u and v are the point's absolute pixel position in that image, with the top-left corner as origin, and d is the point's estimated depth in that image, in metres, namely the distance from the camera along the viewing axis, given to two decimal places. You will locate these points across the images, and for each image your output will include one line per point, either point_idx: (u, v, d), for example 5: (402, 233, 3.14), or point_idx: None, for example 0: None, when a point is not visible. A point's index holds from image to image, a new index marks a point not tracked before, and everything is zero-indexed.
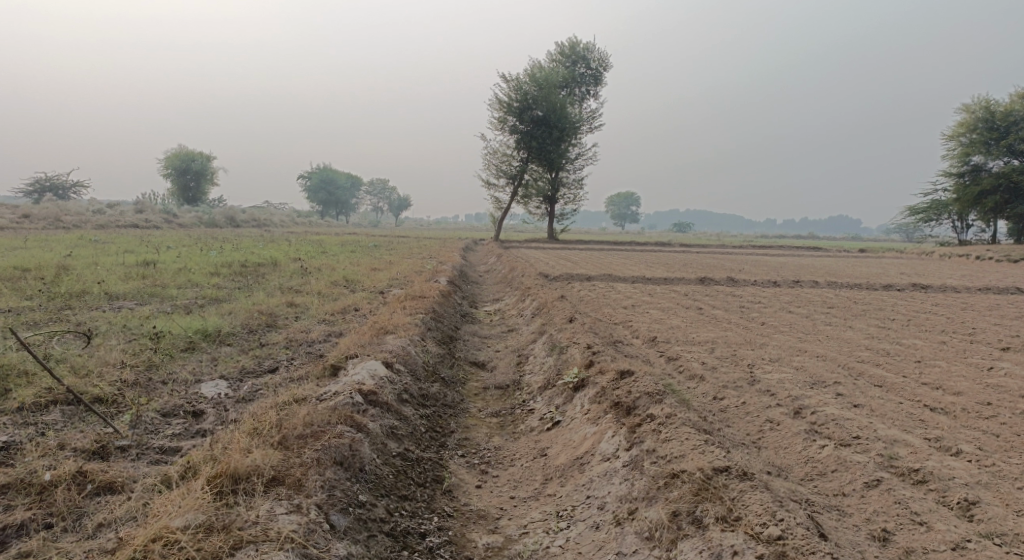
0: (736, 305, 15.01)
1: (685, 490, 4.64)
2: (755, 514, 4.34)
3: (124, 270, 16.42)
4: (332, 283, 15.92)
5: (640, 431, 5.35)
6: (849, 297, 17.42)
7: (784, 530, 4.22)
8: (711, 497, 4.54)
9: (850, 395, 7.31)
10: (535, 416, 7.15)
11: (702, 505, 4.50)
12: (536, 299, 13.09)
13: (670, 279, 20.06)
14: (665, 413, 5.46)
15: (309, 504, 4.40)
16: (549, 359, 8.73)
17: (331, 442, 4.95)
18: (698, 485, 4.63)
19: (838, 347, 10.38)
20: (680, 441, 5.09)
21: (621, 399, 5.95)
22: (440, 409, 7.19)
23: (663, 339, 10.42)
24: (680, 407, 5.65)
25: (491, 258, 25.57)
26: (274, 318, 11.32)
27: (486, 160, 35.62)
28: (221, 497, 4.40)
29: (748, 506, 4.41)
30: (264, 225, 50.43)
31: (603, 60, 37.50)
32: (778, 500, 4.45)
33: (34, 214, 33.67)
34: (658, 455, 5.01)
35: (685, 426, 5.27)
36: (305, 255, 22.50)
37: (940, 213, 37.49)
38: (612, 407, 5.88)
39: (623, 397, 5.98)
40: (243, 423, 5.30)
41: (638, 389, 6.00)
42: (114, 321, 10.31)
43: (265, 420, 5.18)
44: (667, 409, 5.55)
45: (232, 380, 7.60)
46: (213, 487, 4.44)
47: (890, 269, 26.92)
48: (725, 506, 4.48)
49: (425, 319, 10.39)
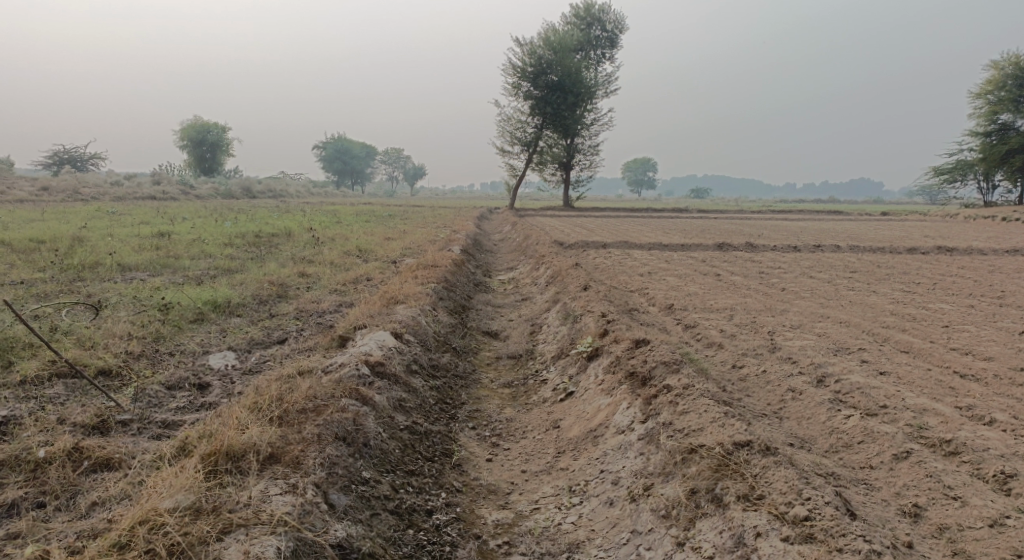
0: (755, 270, 14.69)
1: (703, 466, 4.42)
2: (780, 492, 4.12)
3: (137, 242, 16.35)
4: (345, 253, 15.76)
5: (656, 402, 5.13)
6: (872, 261, 17.02)
7: (811, 510, 4.00)
8: (732, 474, 4.32)
9: (876, 363, 7.04)
10: (548, 387, 6.96)
11: (722, 483, 4.28)
12: (550, 267, 12.85)
13: (688, 245, 19.72)
14: (683, 384, 5.23)
15: (307, 483, 4.24)
16: (563, 328, 8.52)
17: (333, 417, 4.80)
18: (717, 461, 4.41)
19: (862, 312, 10.08)
20: (698, 413, 4.87)
21: (637, 370, 5.72)
22: (451, 379, 7.03)
23: (680, 306, 10.16)
24: (698, 377, 5.42)
25: (505, 226, 25.28)
26: (285, 288, 11.17)
27: (500, 127, 35.09)
28: (216, 476, 4.25)
29: (772, 484, 4.19)
30: (280, 195, 50.39)
31: (619, 22, 36.60)
32: (803, 478, 4.22)
33: (52, 186, 33.79)
34: (674, 429, 4.81)
35: (703, 398, 5.05)
36: (320, 225, 22.36)
37: (966, 174, 36.61)
38: (627, 378, 5.66)
39: (639, 366, 5.76)
40: (245, 396, 5.16)
41: (654, 359, 5.78)
42: (125, 293, 10.21)
43: (267, 394, 5.04)
44: (684, 379, 5.32)
45: (240, 351, 7.46)
46: (207, 467, 4.28)
47: (914, 232, 26.36)
48: (747, 483, 4.26)
49: (437, 288, 10.19)
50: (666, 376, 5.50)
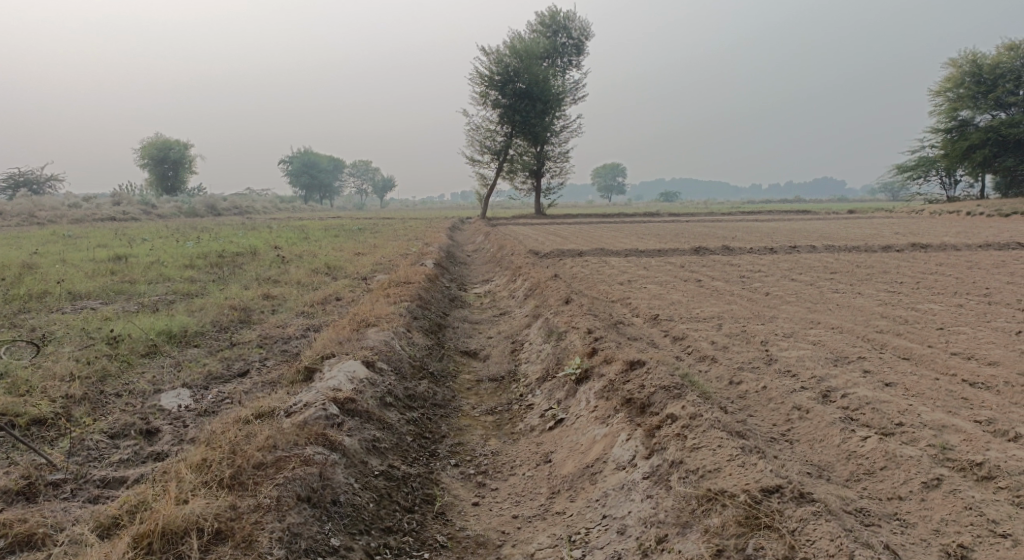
0: (736, 274, 14.34)
1: (727, 516, 3.96)
2: (825, 552, 3.67)
3: (92, 267, 15.53)
4: (314, 271, 15.11)
5: (660, 436, 4.68)
6: (850, 260, 16.80)
7: None
8: (762, 527, 3.86)
9: (879, 373, 6.64)
10: (535, 413, 6.45)
11: (753, 540, 3.81)
12: (528, 279, 12.35)
13: (664, 250, 19.35)
14: (688, 414, 4.79)
15: None
16: (546, 346, 8.01)
17: (296, 472, 4.25)
18: (744, 512, 3.95)
19: (853, 317, 9.73)
20: (710, 451, 4.42)
21: (633, 396, 5.27)
22: (430, 410, 6.49)
23: (665, 317, 9.72)
24: (703, 403, 4.98)
25: (478, 237, 24.74)
26: (248, 312, 10.52)
27: (469, 136, 34.62)
28: None
29: (814, 541, 3.74)
30: (246, 212, 49.33)
31: (584, 29, 36.43)
32: (848, 531, 3.79)
33: (6, 210, 32.51)
34: (685, 470, 4.35)
35: (714, 430, 4.60)
36: (287, 242, 21.64)
37: (928, 170, 36.91)
38: (624, 405, 5.20)
39: (636, 392, 5.29)
40: (197, 447, 4.58)
41: (653, 383, 5.32)
42: (73, 325, 9.52)
43: (224, 446, 4.47)
44: (688, 405, 4.89)
45: (196, 388, 6.85)
46: (144, 551, 3.72)
47: (885, 229, 26.40)
48: (783, 540, 3.80)
49: (410, 307, 9.63)
50: (669, 403, 5.04)
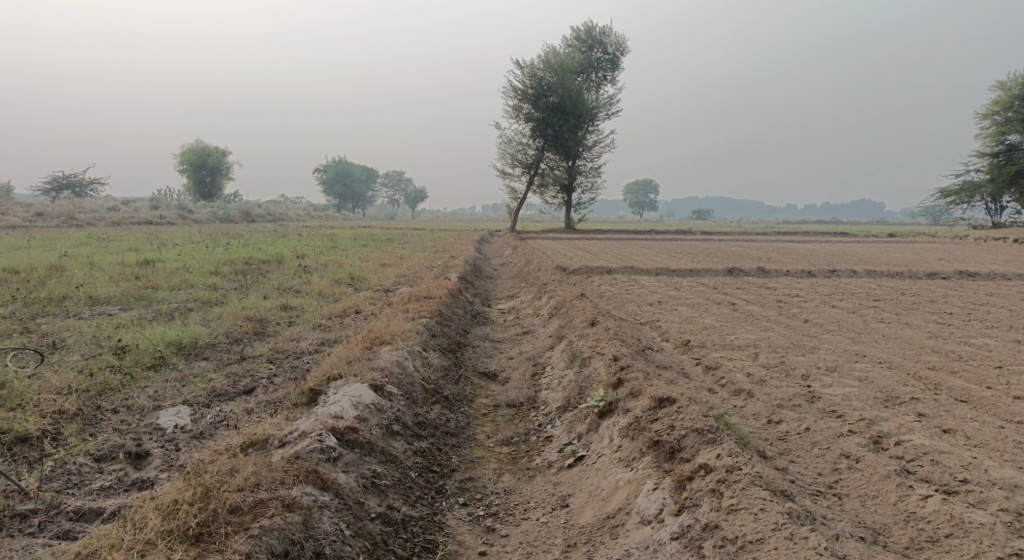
0: (772, 298, 13.70)
1: None
2: None
3: (117, 271, 15.41)
4: (336, 282, 14.79)
5: (691, 491, 4.24)
6: (894, 287, 16.04)
7: None
8: None
9: (936, 417, 6.01)
10: (554, 447, 5.96)
11: None
12: (554, 297, 11.87)
13: (697, 270, 18.75)
14: (724, 467, 4.31)
15: None
16: (569, 372, 7.52)
17: (277, 523, 3.89)
18: None
19: (900, 350, 9.08)
20: (751, 515, 3.98)
21: (663, 438, 4.78)
22: (440, 438, 6.03)
23: (698, 343, 9.16)
24: (741, 451, 4.49)
25: (506, 251, 24.36)
26: (264, 324, 10.17)
27: (501, 149, 34.33)
28: None
29: None
30: (280, 219, 49.61)
31: (621, 45, 36.00)
32: None
33: (47, 212, 32.95)
34: (722, 539, 3.93)
35: (754, 488, 4.14)
36: (314, 250, 21.42)
37: (973, 195, 35.66)
38: (651, 449, 4.72)
39: (665, 434, 4.81)
40: (178, 482, 4.20)
41: (685, 423, 4.82)
42: (85, 331, 9.26)
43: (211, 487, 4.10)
44: (726, 456, 4.40)
45: (197, 406, 6.48)
46: None
47: (928, 255, 25.47)
48: None
49: (428, 323, 9.20)
50: (702, 451, 4.55)
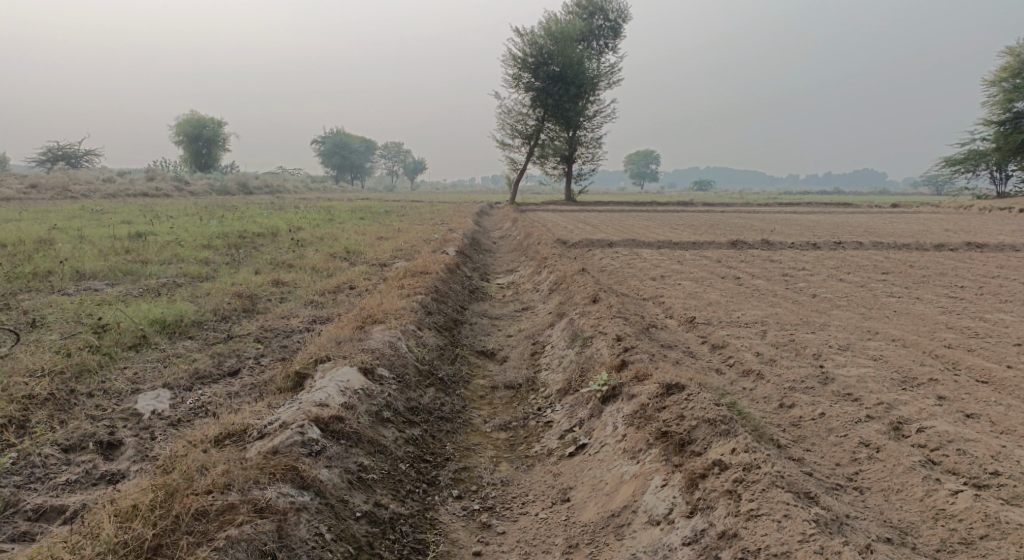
0: (778, 272, 13.33)
1: None
2: None
3: (108, 244, 15.00)
4: (332, 256, 14.40)
5: (704, 492, 3.96)
6: (901, 259, 15.65)
7: None
8: None
9: (958, 401, 5.68)
10: (554, 433, 5.64)
11: None
12: (554, 271, 11.50)
13: (699, 242, 18.34)
14: (742, 466, 4.02)
15: None
16: (570, 353, 7.18)
17: (254, 531, 3.63)
18: None
19: (914, 326, 8.73)
20: (773, 523, 3.68)
21: (671, 429, 4.49)
22: (434, 425, 5.71)
23: (703, 320, 8.82)
24: (757, 447, 4.19)
25: (505, 223, 23.93)
26: (254, 300, 9.81)
27: (500, 119, 33.69)
28: None
29: None
30: (277, 191, 49.05)
31: (622, 12, 35.17)
32: None
33: (42, 183, 32.45)
34: (742, 548, 3.64)
35: (775, 491, 3.85)
36: (310, 223, 20.98)
37: (978, 164, 35.07)
38: (660, 441, 4.43)
39: (674, 425, 4.51)
40: (144, 483, 3.90)
41: (696, 413, 4.51)
42: (68, 309, 8.91)
43: (183, 490, 3.81)
44: (743, 452, 4.10)
45: (178, 390, 6.17)
46: None
47: (933, 225, 25.05)
48: None
49: (424, 300, 8.83)
50: (714, 445, 4.25)
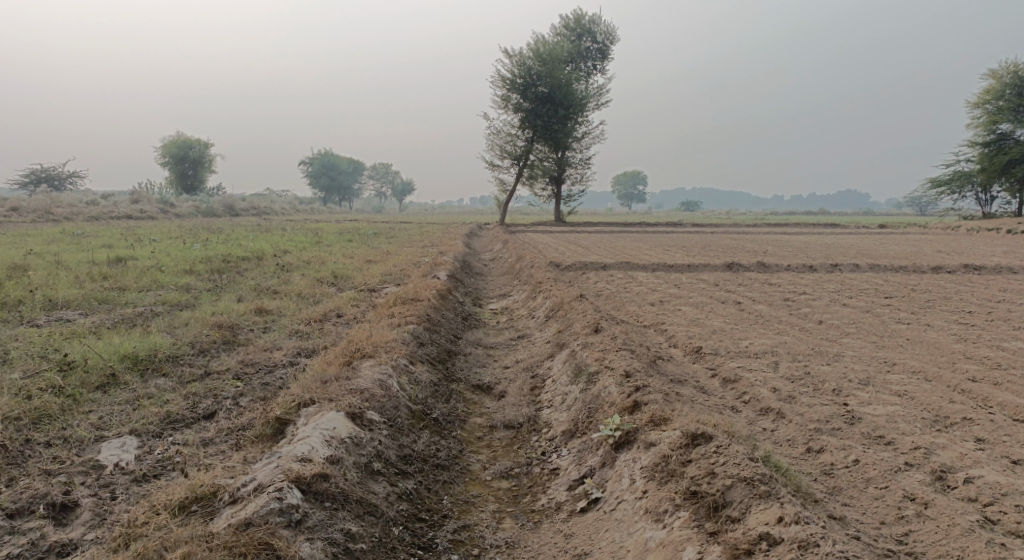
0: (779, 296, 12.90)
1: None
2: None
3: (86, 270, 14.39)
4: (318, 281, 13.85)
5: None
6: (901, 283, 15.27)
7: None
8: None
9: (1000, 445, 5.22)
10: (563, 483, 5.15)
11: None
12: (550, 297, 11.00)
13: (695, 265, 17.92)
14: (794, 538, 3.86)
15: None
16: (574, 390, 6.67)
17: None
18: None
19: (930, 356, 8.28)
20: None
21: (704, 491, 4.27)
22: (430, 474, 5.20)
23: (710, 350, 8.34)
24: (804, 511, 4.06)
25: (496, 245, 23.56)
26: (235, 331, 9.25)
27: (489, 140, 33.41)
28: None
29: None
30: (265, 213, 48.44)
31: (610, 34, 35.11)
32: None
33: (24, 206, 31.81)
34: None
35: None
36: (297, 246, 20.42)
37: (964, 185, 35.03)
38: (695, 504, 4.24)
39: (707, 487, 4.30)
40: None
41: (730, 471, 4.31)
42: (36, 342, 8.33)
43: None
44: (788, 519, 3.93)
45: (146, 438, 5.63)
46: None
47: (925, 246, 24.82)
48: None
49: (415, 331, 8.30)
50: (754, 509, 4.08)
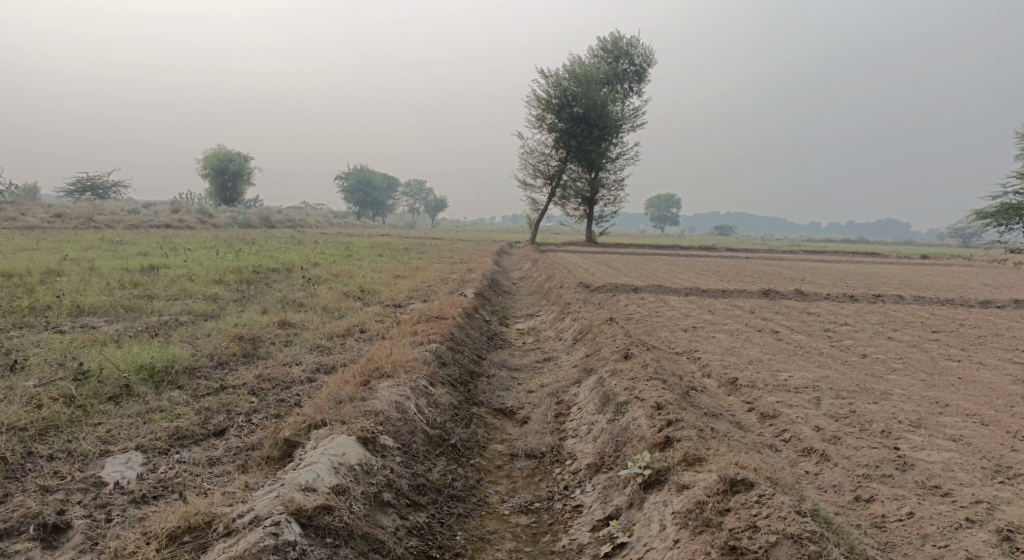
0: (818, 326, 12.37)
1: None
2: None
3: (117, 277, 14.39)
4: (345, 295, 13.66)
5: None
6: (947, 316, 14.60)
7: None
8: None
9: None
10: (585, 522, 4.84)
11: None
12: (579, 319, 10.64)
13: (729, 291, 17.40)
14: None
15: None
16: (601, 420, 6.30)
17: None
18: None
19: (984, 396, 7.75)
20: None
21: (744, 549, 4.00)
22: (445, 505, 4.91)
23: (747, 381, 7.90)
24: None
25: (526, 263, 23.28)
26: (256, 343, 9.05)
27: (522, 159, 33.27)
28: None
29: None
30: (299, 226, 48.81)
31: (647, 56, 34.85)
32: None
33: (67, 212, 32.37)
34: None
35: None
36: (327, 259, 20.33)
37: (1011, 217, 33.87)
38: None
39: (748, 545, 4.01)
40: None
41: (775, 526, 4.05)
42: (56, 348, 8.20)
43: None
44: None
45: (152, 455, 5.39)
46: None
47: (971, 279, 23.92)
48: None
49: (438, 350, 8.00)
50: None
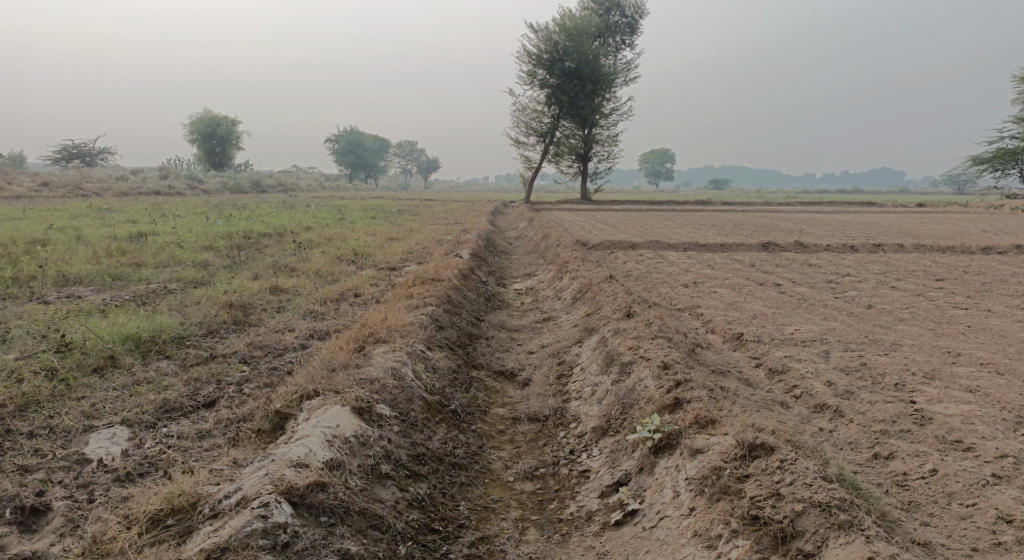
0: (820, 278, 12.13)
1: None
2: None
3: (104, 245, 14.04)
4: (338, 259, 13.35)
5: None
6: (950, 264, 14.36)
7: None
8: None
9: None
10: (594, 488, 4.65)
11: None
12: (578, 278, 10.37)
13: (728, 245, 17.13)
14: None
15: None
16: (606, 381, 6.06)
17: None
18: None
19: (996, 345, 7.54)
20: None
21: (766, 518, 3.81)
22: (447, 474, 4.70)
23: (753, 336, 7.68)
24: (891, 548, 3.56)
25: (522, 222, 22.92)
26: (247, 309, 8.78)
27: (514, 117, 32.66)
28: None
29: None
30: (291, 190, 48.20)
31: (641, 7, 33.98)
32: None
33: (53, 180, 31.79)
34: None
35: None
36: (319, 223, 19.95)
37: (1008, 162, 33.47)
38: (760, 535, 3.76)
39: (769, 514, 3.83)
40: None
41: (800, 494, 3.85)
42: (40, 320, 7.92)
43: None
44: None
45: (139, 429, 5.16)
46: None
47: (969, 226, 23.67)
48: None
49: (434, 313, 7.74)
50: (833, 543, 3.63)
